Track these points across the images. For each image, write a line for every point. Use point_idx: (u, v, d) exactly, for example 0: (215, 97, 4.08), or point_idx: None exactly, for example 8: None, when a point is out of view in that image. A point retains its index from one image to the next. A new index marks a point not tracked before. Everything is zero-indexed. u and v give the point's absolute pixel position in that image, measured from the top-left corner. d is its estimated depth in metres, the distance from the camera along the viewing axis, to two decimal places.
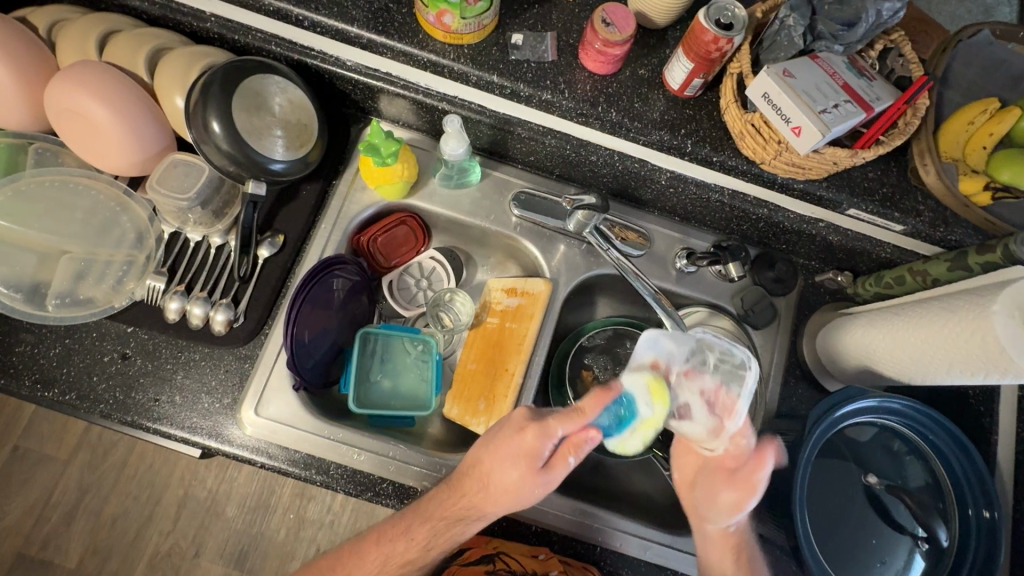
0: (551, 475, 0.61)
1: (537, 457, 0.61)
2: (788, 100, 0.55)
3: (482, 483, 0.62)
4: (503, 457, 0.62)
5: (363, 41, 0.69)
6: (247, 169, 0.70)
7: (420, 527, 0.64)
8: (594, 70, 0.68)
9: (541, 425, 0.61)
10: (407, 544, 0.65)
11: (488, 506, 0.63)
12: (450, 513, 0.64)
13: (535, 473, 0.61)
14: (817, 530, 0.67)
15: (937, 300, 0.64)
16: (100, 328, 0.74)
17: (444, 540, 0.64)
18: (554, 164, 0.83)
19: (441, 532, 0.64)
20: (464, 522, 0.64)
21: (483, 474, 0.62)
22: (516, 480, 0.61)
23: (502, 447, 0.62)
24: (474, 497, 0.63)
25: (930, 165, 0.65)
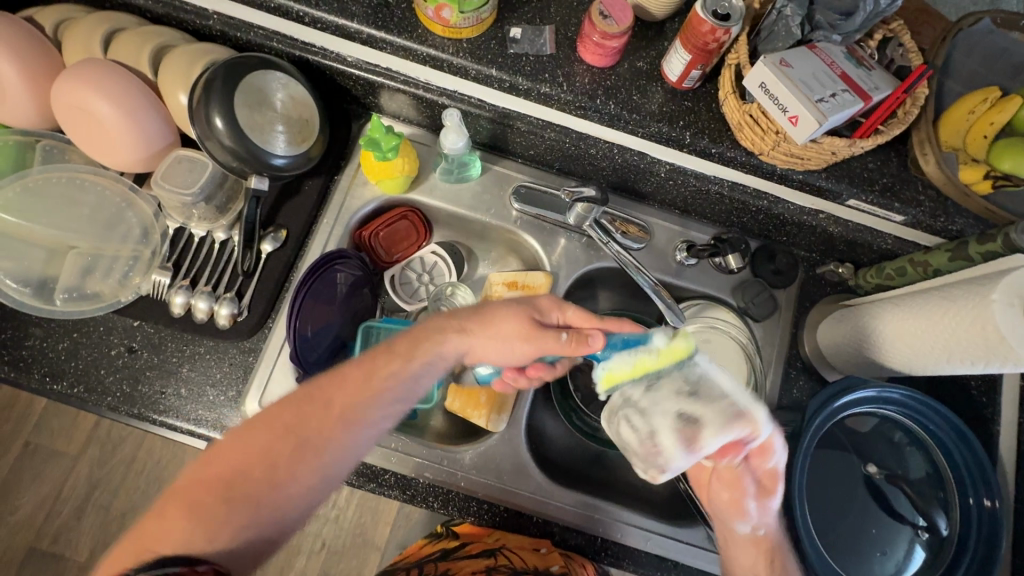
0: (542, 344, 0.61)
1: (538, 319, 0.63)
2: (784, 88, 0.55)
3: (445, 343, 0.61)
4: (506, 316, 0.62)
5: (363, 36, 0.69)
6: (250, 164, 0.70)
7: (338, 403, 0.58)
8: (592, 63, 0.69)
9: (560, 299, 0.65)
10: (314, 436, 0.57)
11: (419, 377, 0.60)
12: (376, 384, 0.59)
13: (531, 336, 0.61)
14: (816, 519, 0.67)
15: (937, 289, 0.64)
16: (107, 323, 0.75)
17: (357, 423, 0.58)
18: (555, 158, 0.83)
19: (360, 399, 0.58)
20: (389, 398, 0.59)
21: (466, 330, 0.62)
22: (508, 340, 0.62)
23: (501, 316, 0.62)
24: (418, 354, 0.61)
25: (930, 154, 0.65)
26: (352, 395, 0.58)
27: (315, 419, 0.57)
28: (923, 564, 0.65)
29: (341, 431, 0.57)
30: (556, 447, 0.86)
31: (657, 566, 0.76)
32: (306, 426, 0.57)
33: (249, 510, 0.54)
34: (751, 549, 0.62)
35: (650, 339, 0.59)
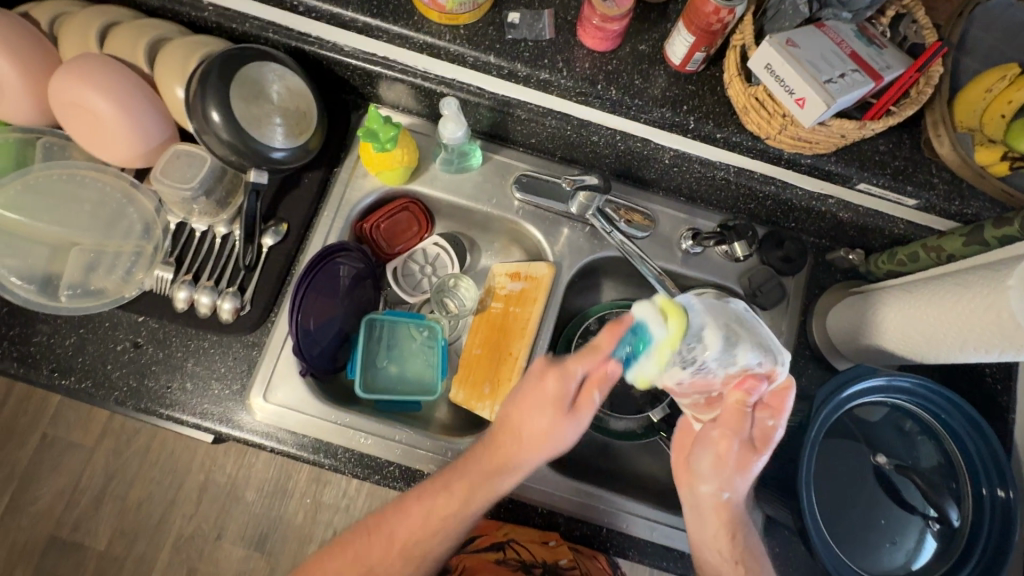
0: (578, 416, 0.61)
1: (563, 400, 0.61)
2: (790, 70, 0.53)
3: (506, 464, 0.64)
4: (534, 406, 0.62)
5: (359, 24, 0.68)
6: (248, 157, 0.70)
7: (422, 526, 0.65)
8: (593, 48, 0.67)
9: (561, 368, 0.61)
10: (416, 545, 0.65)
11: (502, 480, 0.64)
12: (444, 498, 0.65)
13: (565, 414, 0.61)
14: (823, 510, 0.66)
15: (952, 275, 0.62)
16: (112, 318, 0.76)
17: (456, 525, 0.65)
18: (556, 146, 0.82)
19: (464, 511, 0.64)
20: (483, 497, 0.64)
21: (510, 428, 0.63)
22: (547, 421, 0.62)
23: (529, 402, 0.62)
24: (497, 458, 0.64)
25: (943, 135, 0.63)
26: (446, 498, 0.65)
27: (410, 539, 0.66)
28: (934, 554, 0.64)
29: (432, 542, 0.65)
30: None
31: (663, 556, 0.76)
32: (403, 538, 0.66)
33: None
34: (713, 519, 0.61)
35: (650, 333, 0.57)
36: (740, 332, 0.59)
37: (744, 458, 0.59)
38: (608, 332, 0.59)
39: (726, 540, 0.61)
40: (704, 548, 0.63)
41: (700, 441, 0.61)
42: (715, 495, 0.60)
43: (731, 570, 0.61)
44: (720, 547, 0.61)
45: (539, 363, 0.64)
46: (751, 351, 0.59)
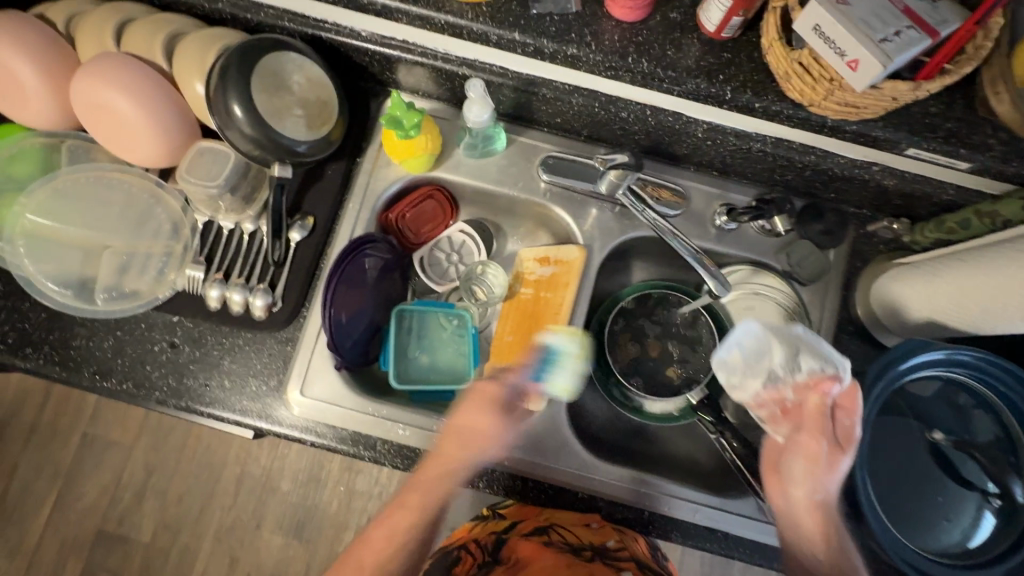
0: (506, 424, 0.72)
1: (492, 411, 0.71)
2: (841, 30, 0.49)
3: (443, 472, 0.70)
4: (468, 424, 0.70)
5: (377, 7, 0.66)
6: (271, 151, 0.69)
7: (418, 497, 0.70)
8: (621, 19, 0.64)
9: (501, 376, 0.74)
10: (411, 523, 0.69)
11: (446, 480, 0.70)
12: (429, 481, 0.70)
13: (499, 419, 0.71)
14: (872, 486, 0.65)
15: (1015, 241, 0.59)
16: (147, 319, 0.76)
17: (444, 500, 0.70)
18: (583, 125, 0.79)
19: (423, 499, 0.69)
20: (435, 486, 0.70)
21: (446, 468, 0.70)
22: (480, 429, 0.70)
23: (471, 406, 0.71)
24: (444, 474, 0.70)
25: (1002, 92, 0.59)
26: (426, 486, 0.70)
27: (409, 513, 0.69)
28: (993, 531, 0.62)
29: (432, 501, 0.70)
30: (597, 422, 0.85)
31: (707, 537, 0.75)
32: (409, 509, 0.70)
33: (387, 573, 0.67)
34: (808, 519, 0.63)
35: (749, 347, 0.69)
36: (801, 345, 0.67)
37: (832, 459, 0.63)
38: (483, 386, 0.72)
39: (823, 544, 0.63)
40: (800, 554, 0.64)
41: (788, 448, 0.66)
42: (807, 496, 0.63)
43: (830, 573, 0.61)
44: (818, 550, 0.62)
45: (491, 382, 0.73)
46: (811, 359, 0.66)
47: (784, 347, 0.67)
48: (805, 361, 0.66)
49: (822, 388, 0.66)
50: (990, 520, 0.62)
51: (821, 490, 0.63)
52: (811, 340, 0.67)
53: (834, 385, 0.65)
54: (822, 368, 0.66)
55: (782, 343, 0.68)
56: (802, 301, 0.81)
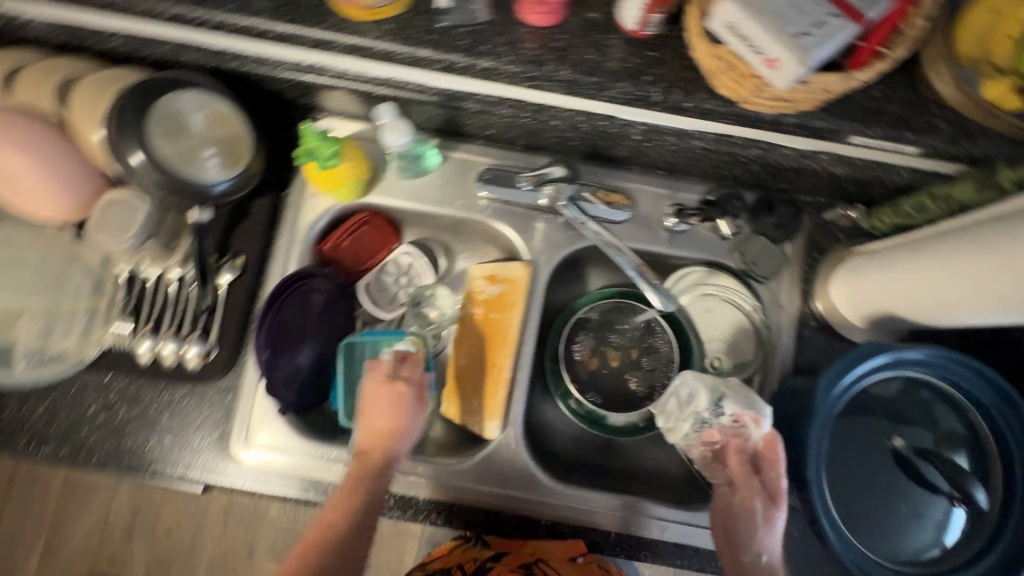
0: (398, 416, 0.70)
1: (404, 398, 0.70)
2: (756, 28, 0.45)
3: (370, 461, 0.68)
4: (376, 407, 0.69)
5: (274, 34, 0.61)
6: (186, 194, 0.65)
7: (346, 494, 0.67)
8: (536, 24, 0.59)
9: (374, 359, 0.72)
10: (343, 517, 0.66)
11: (375, 475, 0.68)
12: (356, 476, 0.68)
13: (404, 412, 0.70)
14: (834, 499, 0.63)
15: (968, 230, 0.54)
16: (79, 380, 0.73)
17: (374, 495, 0.68)
18: (517, 135, 0.75)
19: (348, 509, 0.66)
20: (365, 483, 0.68)
21: (369, 459, 0.69)
22: (382, 419, 0.69)
23: (376, 402, 0.69)
24: (377, 461, 0.69)
25: (943, 71, 0.56)
26: (359, 472, 0.68)
27: (340, 508, 0.66)
28: (964, 530, 0.60)
29: (359, 496, 0.67)
30: (561, 439, 0.82)
31: (678, 552, 0.74)
32: (341, 507, 0.66)
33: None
34: None
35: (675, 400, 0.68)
36: (726, 389, 0.65)
37: (768, 517, 0.63)
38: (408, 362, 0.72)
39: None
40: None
41: (735, 515, 0.64)
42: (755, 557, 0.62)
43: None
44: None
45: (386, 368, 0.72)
46: (735, 406, 0.64)
47: (707, 396, 0.65)
48: (729, 408, 0.64)
49: (744, 434, 0.64)
50: (957, 524, 0.60)
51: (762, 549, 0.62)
52: (733, 388, 0.65)
53: (757, 431, 0.63)
54: (744, 417, 0.63)
55: (709, 388, 0.65)
56: (760, 299, 0.78)
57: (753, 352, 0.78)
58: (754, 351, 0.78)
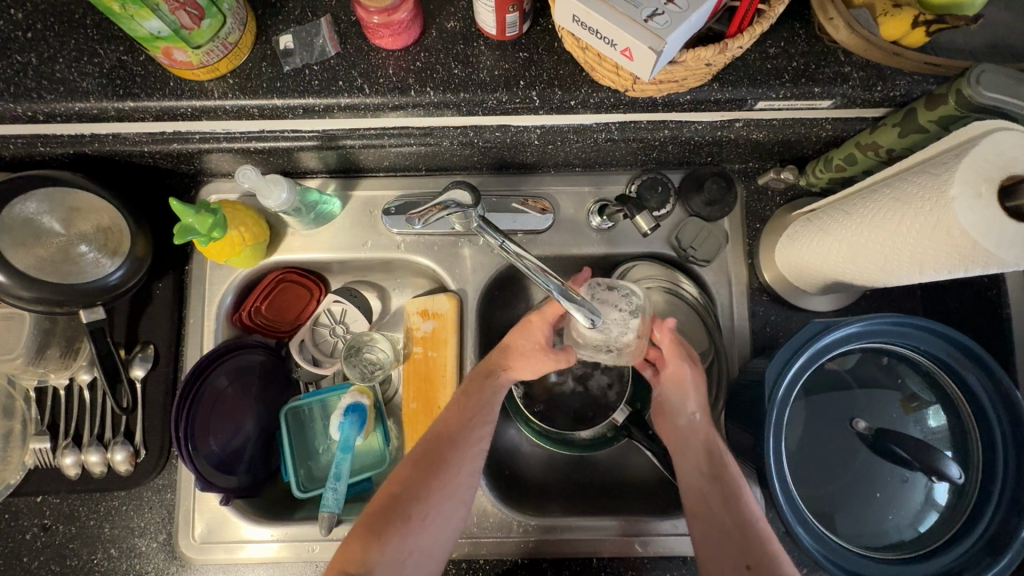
0: (553, 359, 0.63)
1: (547, 335, 0.64)
2: (600, 20, 0.41)
3: (502, 364, 0.63)
4: (528, 328, 0.65)
5: (113, 113, 0.56)
6: (69, 300, 0.60)
7: (456, 416, 0.60)
8: (391, 48, 0.54)
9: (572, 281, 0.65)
10: (448, 447, 0.59)
11: (487, 406, 0.61)
12: (475, 396, 0.61)
13: (550, 354, 0.63)
14: (804, 490, 0.59)
15: (891, 183, 0.49)
16: (10, 508, 0.69)
17: (482, 422, 0.60)
18: (415, 161, 0.70)
19: (457, 427, 0.60)
20: (484, 409, 0.61)
21: (516, 354, 0.63)
22: (534, 350, 0.63)
23: (528, 324, 0.65)
24: (488, 387, 0.62)
25: (835, 18, 0.50)
26: (473, 397, 0.61)
27: (443, 436, 0.59)
28: (950, 500, 0.56)
29: (475, 427, 0.60)
30: (529, 468, 0.77)
31: (666, 566, 0.69)
32: (444, 434, 0.59)
33: (406, 526, 0.55)
34: (694, 449, 0.61)
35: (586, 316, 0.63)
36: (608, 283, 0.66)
37: (685, 379, 0.63)
38: (550, 305, 0.64)
39: (708, 476, 0.59)
40: (689, 490, 0.60)
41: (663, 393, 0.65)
42: (688, 421, 0.63)
43: (711, 490, 0.58)
44: (701, 480, 0.59)
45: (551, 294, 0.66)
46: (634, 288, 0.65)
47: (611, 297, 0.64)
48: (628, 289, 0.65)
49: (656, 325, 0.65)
50: (940, 502, 0.56)
51: (694, 412, 0.63)
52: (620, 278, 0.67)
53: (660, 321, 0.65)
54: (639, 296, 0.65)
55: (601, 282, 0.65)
56: (706, 283, 0.72)
57: (708, 340, 0.71)
58: (707, 340, 0.72)
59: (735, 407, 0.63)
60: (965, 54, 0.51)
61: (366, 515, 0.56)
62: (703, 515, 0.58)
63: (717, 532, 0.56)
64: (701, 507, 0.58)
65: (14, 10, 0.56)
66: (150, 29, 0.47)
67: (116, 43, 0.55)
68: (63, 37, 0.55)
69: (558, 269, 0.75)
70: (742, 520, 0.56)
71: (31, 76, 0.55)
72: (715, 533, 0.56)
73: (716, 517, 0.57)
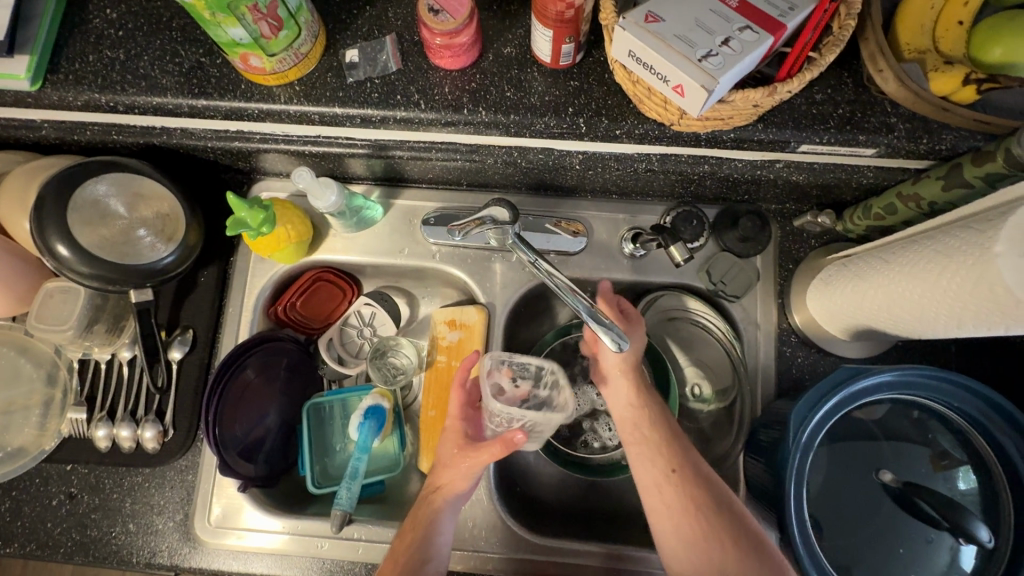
0: (477, 453, 0.60)
1: (462, 436, 0.64)
2: (656, 56, 0.42)
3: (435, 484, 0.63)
4: (446, 435, 0.65)
5: (185, 109, 0.60)
6: (123, 279, 0.64)
7: (394, 562, 0.58)
8: (450, 67, 0.57)
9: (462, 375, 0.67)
10: (447, 495, 0.62)
11: (432, 536, 0.60)
12: (411, 533, 0.60)
13: (470, 450, 0.61)
14: (823, 540, 0.57)
15: (933, 235, 0.49)
16: (41, 473, 0.72)
17: (423, 561, 0.58)
18: (458, 176, 0.72)
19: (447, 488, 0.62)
20: (425, 540, 0.59)
21: (442, 467, 0.63)
22: (454, 459, 0.62)
23: (445, 433, 0.65)
24: (425, 516, 0.61)
25: (885, 69, 0.51)
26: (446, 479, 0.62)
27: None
28: (976, 565, 0.54)
29: (417, 566, 0.58)
30: (540, 489, 0.76)
31: None
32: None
33: None
34: (621, 384, 0.65)
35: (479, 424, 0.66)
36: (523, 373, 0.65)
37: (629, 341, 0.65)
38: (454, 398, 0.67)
39: (635, 404, 0.64)
40: (622, 420, 0.64)
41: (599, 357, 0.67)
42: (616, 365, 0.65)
43: (641, 416, 0.63)
44: (631, 410, 0.64)
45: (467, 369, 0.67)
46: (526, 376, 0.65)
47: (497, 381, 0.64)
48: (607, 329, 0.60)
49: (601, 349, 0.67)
50: (965, 567, 0.54)
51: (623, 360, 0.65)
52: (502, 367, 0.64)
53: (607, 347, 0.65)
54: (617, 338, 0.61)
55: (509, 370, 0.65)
56: (734, 320, 0.72)
57: (731, 376, 0.73)
58: (729, 375, 0.73)
59: (756, 446, 0.62)
60: (1016, 114, 0.51)
61: None
62: (722, 562, 0.53)
63: (648, 453, 0.60)
64: (719, 554, 0.53)
65: (110, 10, 0.61)
66: (233, 35, 0.50)
67: (196, 45, 0.60)
68: (149, 37, 0.60)
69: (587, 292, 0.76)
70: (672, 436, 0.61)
71: (117, 71, 0.59)
72: (664, 490, 0.57)
73: (644, 434, 0.61)
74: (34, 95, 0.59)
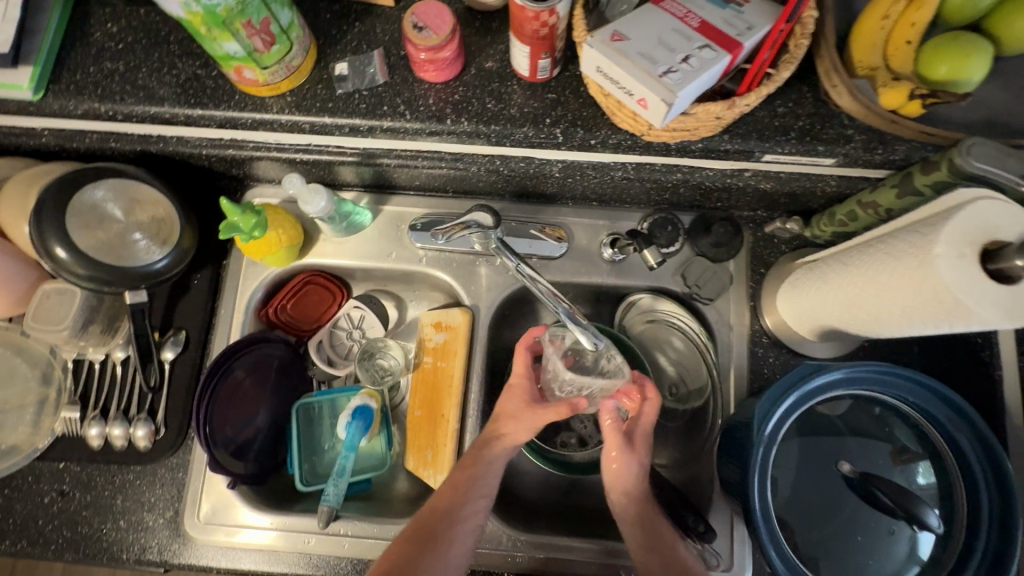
0: (544, 410, 0.65)
1: (527, 394, 0.68)
2: (621, 71, 0.46)
3: (497, 433, 0.66)
4: (510, 392, 0.68)
5: (181, 118, 0.62)
6: (119, 282, 0.66)
7: (451, 490, 0.63)
8: (433, 80, 0.60)
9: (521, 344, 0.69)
10: (492, 448, 0.65)
11: (487, 474, 0.64)
12: (458, 482, 0.63)
13: (537, 408, 0.65)
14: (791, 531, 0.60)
15: (883, 240, 0.52)
16: (34, 471, 0.73)
17: (472, 497, 0.63)
18: (443, 183, 0.75)
19: (502, 441, 0.65)
20: (481, 477, 0.63)
21: (506, 418, 0.66)
22: (521, 411, 0.66)
23: (509, 390, 0.69)
24: (484, 455, 0.64)
25: (839, 84, 0.55)
26: (496, 437, 0.66)
27: (439, 509, 0.62)
28: (932, 554, 0.57)
29: (470, 499, 0.62)
30: (523, 486, 0.78)
31: None
32: (439, 509, 0.62)
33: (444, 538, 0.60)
34: (623, 484, 0.64)
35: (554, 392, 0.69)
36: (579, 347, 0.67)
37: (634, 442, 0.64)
38: (518, 359, 0.69)
39: (637, 498, 0.63)
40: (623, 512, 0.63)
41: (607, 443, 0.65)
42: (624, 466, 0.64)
43: (640, 515, 0.62)
44: (632, 510, 0.63)
45: (524, 345, 0.69)
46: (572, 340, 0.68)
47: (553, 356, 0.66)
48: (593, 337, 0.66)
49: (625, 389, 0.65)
50: (922, 556, 0.57)
51: (633, 465, 0.64)
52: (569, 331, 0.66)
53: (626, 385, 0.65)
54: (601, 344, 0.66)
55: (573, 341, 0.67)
56: (709, 322, 0.75)
57: (707, 376, 0.76)
58: (705, 375, 0.76)
59: (728, 441, 0.65)
60: (961, 127, 0.55)
61: (410, 527, 0.61)
62: None
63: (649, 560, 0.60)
64: None
65: (110, 24, 0.64)
66: (227, 49, 0.53)
67: (193, 58, 0.63)
68: (148, 50, 0.63)
69: (569, 295, 0.79)
70: (669, 541, 0.61)
71: (117, 81, 0.62)
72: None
73: (641, 541, 0.61)
74: (36, 104, 0.62)
